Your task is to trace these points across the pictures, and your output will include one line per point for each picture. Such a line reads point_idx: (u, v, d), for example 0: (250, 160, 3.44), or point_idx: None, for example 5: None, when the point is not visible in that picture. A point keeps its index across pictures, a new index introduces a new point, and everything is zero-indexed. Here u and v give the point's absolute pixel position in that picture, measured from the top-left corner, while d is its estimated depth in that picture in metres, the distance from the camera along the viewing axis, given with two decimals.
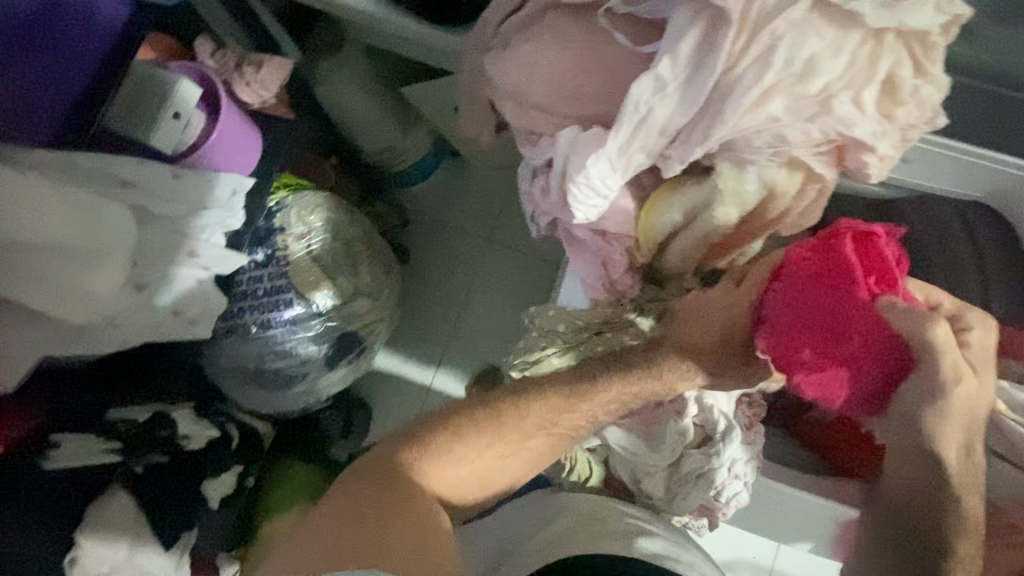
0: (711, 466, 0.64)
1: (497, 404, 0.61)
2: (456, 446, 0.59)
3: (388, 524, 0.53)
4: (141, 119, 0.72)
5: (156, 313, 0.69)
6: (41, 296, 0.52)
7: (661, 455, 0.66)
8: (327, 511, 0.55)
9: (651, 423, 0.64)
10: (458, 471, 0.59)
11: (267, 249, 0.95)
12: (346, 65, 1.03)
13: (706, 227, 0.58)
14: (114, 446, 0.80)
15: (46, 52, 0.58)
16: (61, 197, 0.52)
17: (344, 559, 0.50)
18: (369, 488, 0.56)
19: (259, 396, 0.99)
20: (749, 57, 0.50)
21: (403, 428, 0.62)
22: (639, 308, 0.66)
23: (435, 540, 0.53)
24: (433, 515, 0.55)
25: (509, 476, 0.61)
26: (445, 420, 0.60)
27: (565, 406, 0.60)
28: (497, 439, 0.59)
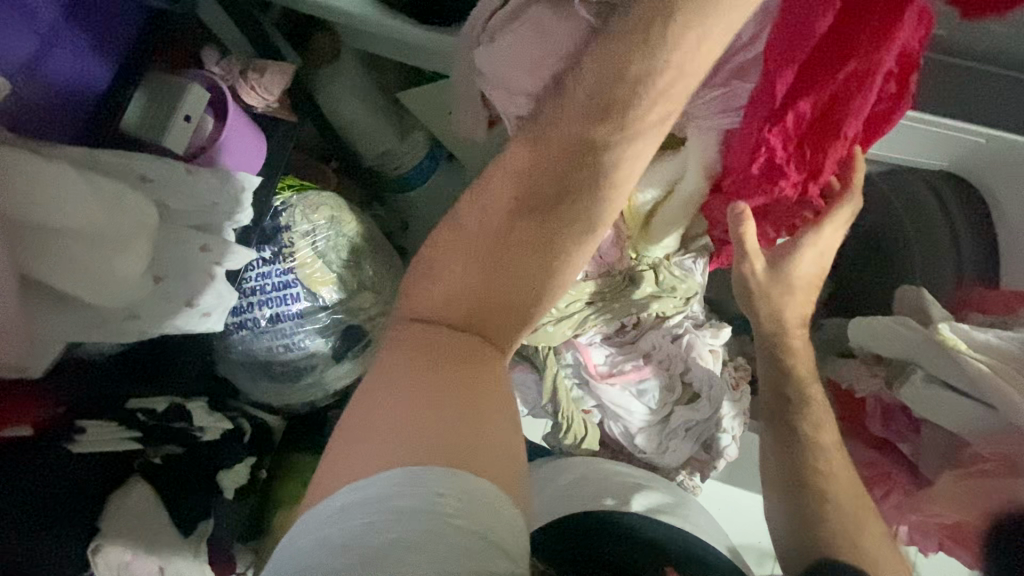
0: (697, 420, 0.71)
1: (489, 208, 0.60)
2: (469, 275, 0.59)
3: (434, 391, 0.53)
4: (153, 119, 0.73)
5: (173, 304, 0.72)
6: (72, 278, 0.55)
7: (653, 411, 0.71)
8: (367, 397, 0.54)
9: (641, 380, 0.71)
10: (478, 305, 0.59)
11: (274, 247, 0.99)
12: (340, 76, 1.09)
13: (684, 196, 0.63)
14: (133, 435, 0.81)
15: (79, 51, 0.64)
16: (90, 185, 0.56)
17: (403, 452, 0.48)
18: (405, 361, 0.56)
19: (269, 388, 1.05)
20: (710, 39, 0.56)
21: (416, 287, 0.61)
22: (627, 276, 0.70)
23: (483, 391, 0.56)
24: (471, 359, 0.57)
25: (526, 280, 0.60)
26: (452, 257, 0.60)
27: (563, 190, 0.58)
28: (499, 241, 0.59)
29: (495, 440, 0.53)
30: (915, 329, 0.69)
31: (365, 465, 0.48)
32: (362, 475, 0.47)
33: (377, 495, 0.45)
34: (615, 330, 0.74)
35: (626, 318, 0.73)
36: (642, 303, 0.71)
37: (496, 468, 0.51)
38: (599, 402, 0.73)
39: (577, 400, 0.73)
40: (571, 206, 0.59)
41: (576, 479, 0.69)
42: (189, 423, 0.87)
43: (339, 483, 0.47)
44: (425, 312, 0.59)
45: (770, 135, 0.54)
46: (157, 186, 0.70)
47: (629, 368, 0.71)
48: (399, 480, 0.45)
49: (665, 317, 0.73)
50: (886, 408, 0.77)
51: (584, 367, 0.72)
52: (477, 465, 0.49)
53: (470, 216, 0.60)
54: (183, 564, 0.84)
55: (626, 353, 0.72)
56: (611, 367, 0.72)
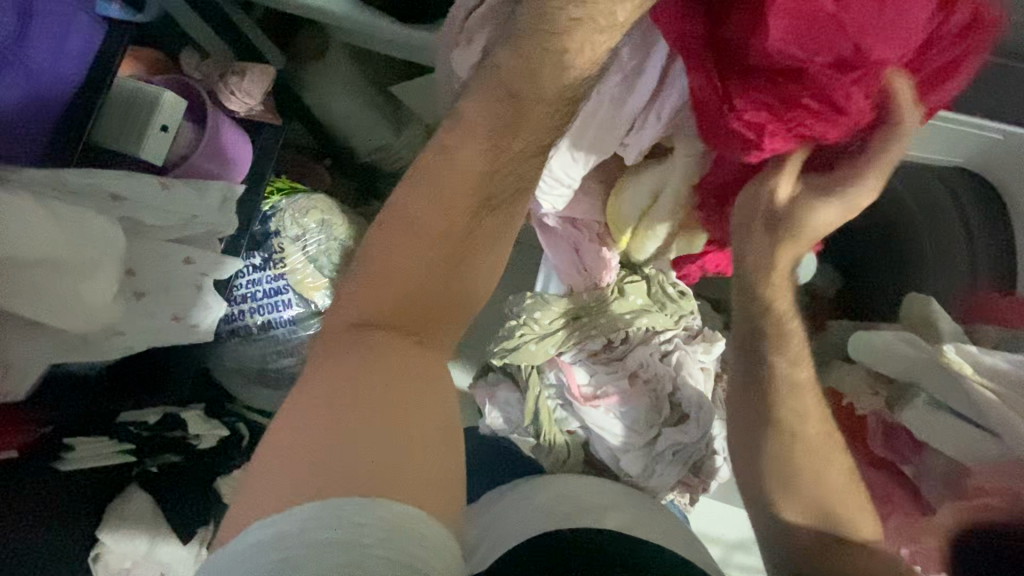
0: (687, 443, 0.69)
1: (403, 216, 0.56)
2: (406, 269, 0.55)
3: (356, 410, 0.50)
4: (129, 130, 0.72)
5: (156, 319, 0.72)
6: (39, 309, 0.54)
7: (640, 432, 0.69)
8: (285, 426, 0.51)
9: (625, 403, 0.68)
10: (404, 314, 0.55)
11: (263, 253, 0.97)
12: (330, 71, 1.03)
13: (661, 208, 0.60)
14: (127, 447, 0.82)
15: (31, 68, 0.62)
16: (49, 214, 0.54)
17: (318, 484, 0.45)
18: (325, 382, 0.52)
19: (266, 394, 1.04)
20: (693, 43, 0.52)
21: (336, 308, 0.57)
22: (616, 289, 0.69)
23: (413, 404, 0.52)
24: (410, 363, 0.54)
25: (453, 286, 0.56)
26: (367, 274, 0.56)
27: (475, 199, 0.57)
28: (423, 250, 0.56)
29: (425, 457, 0.50)
30: (919, 346, 0.65)
31: (284, 498, 0.45)
32: (282, 508, 0.44)
33: (294, 527, 0.42)
34: (601, 347, 0.70)
35: (613, 333, 0.69)
36: (631, 319, 0.68)
37: (427, 488, 0.48)
38: (584, 423, 0.71)
39: (561, 420, 0.72)
40: (488, 213, 0.58)
41: (559, 493, 0.67)
42: (186, 432, 0.88)
43: (258, 517, 0.44)
44: (361, 314, 0.55)
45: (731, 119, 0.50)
46: (131, 204, 0.68)
47: (613, 391, 0.69)
48: (316, 513, 0.43)
49: (655, 331, 0.71)
50: (889, 427, 0.73)
51: (566, 387, 0.70)
52: (404, 487, 0.46)
53: (384, 225, 0.57)
54: (182, 566, 0.83)
55: (611, 373, 0.69)
56: (595, 389, 0.69)
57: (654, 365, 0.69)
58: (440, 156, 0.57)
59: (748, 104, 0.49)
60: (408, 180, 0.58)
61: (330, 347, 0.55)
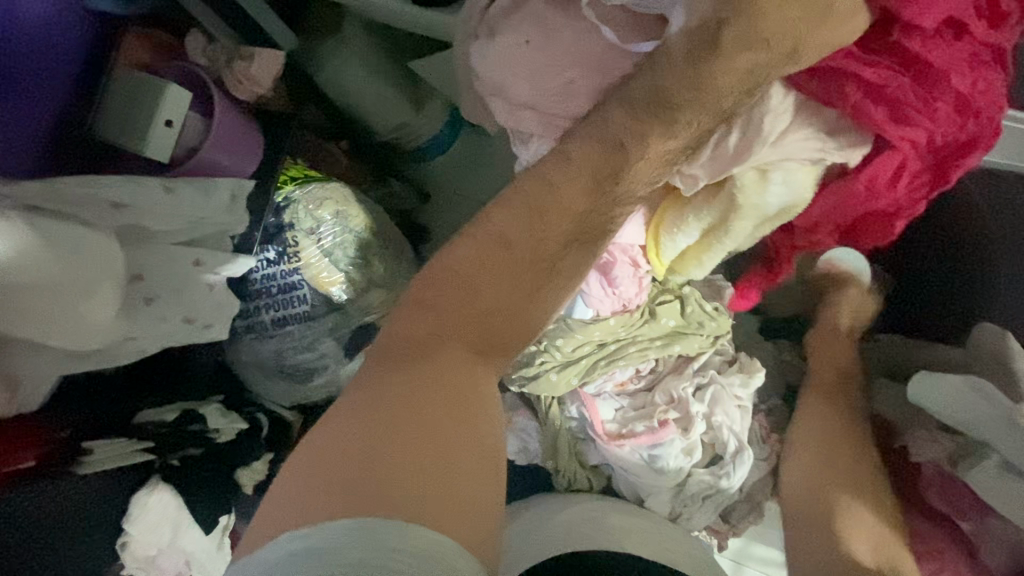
0: (717, 486, 0.65)
1: (487, 233, 0.50)
2: (483, 280, 0.49)
3: (412, 431, 0.44)
4: (130, 126, 0.66)
5: (169, 324, 0.70)
6: (41, 330, 0.52)
7: (668, 477, 0.64)
8: (326, 433, 0.45)
9: (655, 443, 0.63)
10: (476, 337, 0.50)
11: (277, 247, 0.93)
12: (345, 48, 0.95)
13: (720, 239, 0.54)
14: (146, 446, 0.79)
15: (21, 76, 0.58)
16: (40, 233, 0.51)
17: (366, 496, 0.40)
18: (380, 396, 0.46)
19: (282, 386, 0.99)
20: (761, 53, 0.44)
21: (402, 313, 0.51)
22: (646, 311, 0.64)
23: (470, 435, 0.46)
24: (474, 388, 0.48)
25: (527, 319, 0.51)
26: (443, 279, 0.50)
27: (563, 228, 0.51)
28: (503, 266, 0.50)
29: (476, 491, 0.44)
30: (993, 396, 0.60)
31: (323, 507, 0.39)
32: (306, 523, 0.39)
33: (321, 545, 0.37)
34: (630, 377, 0.66)
35: (643, 363, 0.66)
36: (660, 347, 0.64)
37: (475, 525, 0.42)
38: (606, 459, 0.67)
39: (582, 453, 0.68)
40: (571, 248, 0.51)
41: (576, 515, 0.64)
42: (206, 425, 0.86)
43: (285, 528, 0.39)
44: (424, 325, 0.49)
45: (938, 92, 0.47)
46: (133, 210, 0.65)
47: (641, 430, 0.63)
48: (347, 535, 0.37)
49: (689, 359, 0.67)
50: (945, 476, 0.70)
51: (589, 422, 0.65)
52: (448, 517, 0.41)
53: (467, 239, 0.51)
54: (205, 556, 0.85)
55: (638, 410, 0.65)
56: (620, 426, 0.65)
57: (684, 401, 0.64)
58: (530, 180, 0.50)
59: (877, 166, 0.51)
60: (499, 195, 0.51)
61: (386, 357, 0.48)
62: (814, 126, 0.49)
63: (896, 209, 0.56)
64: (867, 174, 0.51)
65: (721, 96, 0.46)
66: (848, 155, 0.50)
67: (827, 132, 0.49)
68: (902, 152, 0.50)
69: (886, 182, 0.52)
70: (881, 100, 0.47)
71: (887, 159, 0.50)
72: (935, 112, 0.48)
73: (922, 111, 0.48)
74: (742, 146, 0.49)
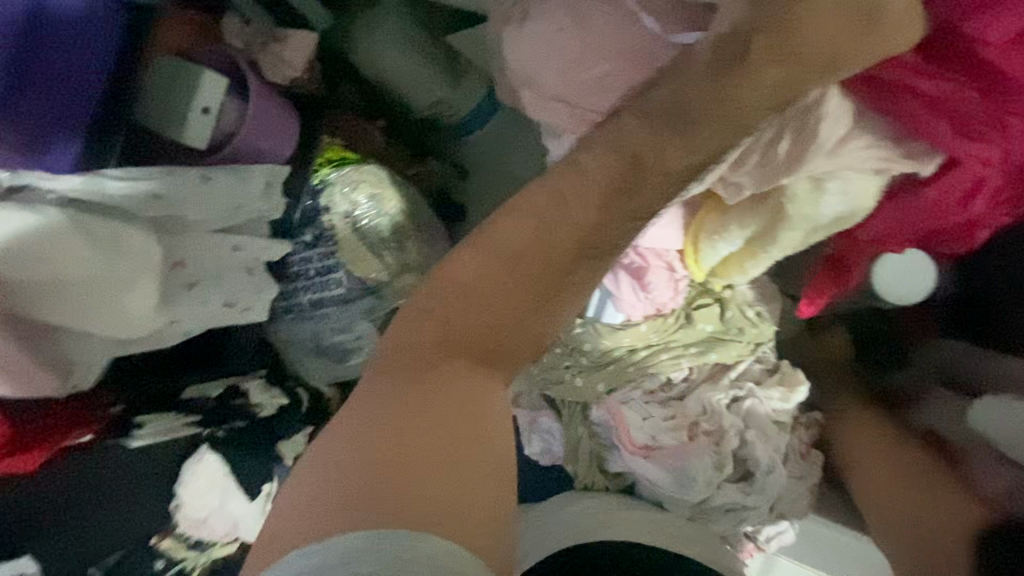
0: (745, 502, 0.63)
1: (494, 245, 0.47)
2: (489, 289, 0.47)
3: (418, 442, 0.43)
4: (170, 113, 0.68)
5: (210, 308, 0.73)
6: (92, 319, 0.56)
7: (695, 493, 0.62)
8: (331, 442, 0.44)
9: (683, 460, 0.61)
10: (484, 347, 0.48)
11: (314, 230, 0.92)
12: (379, 21, 0.92)
13: (766, 250, 0.52)
14: (193, 419, 0.84)
15: (52, 72, 0.57)
16: (83, 232, 0.54)
17: (368, 509, 0.40)
18: (383, 406, 0.45)
19: (319, 365, 1.00)
20: (808, 58, 0.39)
21: (404, 323, 0.49)
22: (682, 316, 0.62)
23: (478, 444, 0.45)
24: (477, 396, 0.46)
25: (537, 330, 0.48)
26: (447, 287, 0.47)
27: (577, 235, 0.46)
28: (509, 274, 0.47)
29: (480, 501, 0.43)
30: None
31: (327, 521, 0.40)
32: (315, 538, 0.39)
33: (328, 561, 0.37)
34: (660, 386, 0.63)
35: (674, 371, 0.63)
36: (693, 356, 0.63)
37: (479, 533, 0.41)
38: (630, 469, 0.65)
39: (607, 460, 0.66)
40: (585, 261, 0.47)
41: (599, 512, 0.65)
42: (247, 400, 0.90)
43: (291, 545, 0.40)
44: (429, 335, 0.47)
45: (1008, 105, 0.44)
46: (173, 201, 0.66)
47: (669, 442, 0.61)
48: (354, 551, 0.37)
49: (726, 366, 0.64)
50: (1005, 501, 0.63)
51: (616, 430, 0.63)
52: (454, 528, 0.40)
53: (472, 248, 0.48)
54: (252, 521, 0.88)
55: (670, 421, 0.62)
56: (649, 439, 0.62)
57: (716, 413, 0.62)
58: (541, 194, 0.46)
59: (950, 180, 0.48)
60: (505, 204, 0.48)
61: (390, 367, 0.47)
62: (876, 130, 0.45)
63: (972, 222, 0.52)
64: (935, 188, 0.48)
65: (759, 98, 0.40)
66: (914, 165, 0.46)
67: (890, 137, 0.45)
68: (973, 170, 0.46)
69: (958, 197, 0.49)
70: (945, 111, 0.44)
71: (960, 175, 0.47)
72: (1006, 127, 0.45)
73: (991, 125, 0.44)
74: (794, 152, 0.44)
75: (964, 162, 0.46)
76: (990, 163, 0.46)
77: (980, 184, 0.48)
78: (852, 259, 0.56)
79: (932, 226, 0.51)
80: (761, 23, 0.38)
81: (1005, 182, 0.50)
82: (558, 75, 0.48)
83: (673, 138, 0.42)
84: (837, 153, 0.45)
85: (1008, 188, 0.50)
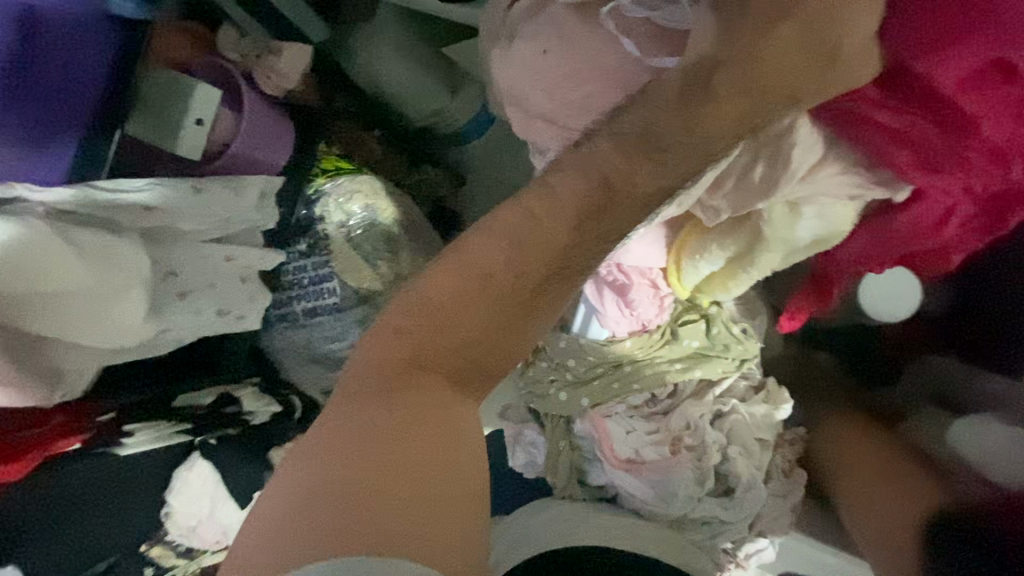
0: (724, 519, 0.63)
1: (468, 264, 0.47)
2: (462, 308, 0.47)
3: (390, 463, 0.43)
4: (163, 123, 0.69)
5: (203, 316, 0.72)
6: (80, 331, 0.56)
7: (675, 508, 0.62)
8: (301, 467, 0.44)
9: (666, 475, 0.61)
10: (458, 364, 0.48)
11: (309, 239, 0.93)
12: (379, 36, 0.92)
13: (746, 270, 0.53)
14: (183, 427, 0.82)
15: (41, 84, 0.59)
16: (72, 246, 0.54)
17: (335, 537, 0.39)
18: (356, 427, 0.45)
19: (312, 374, 0.99)
20: (775, 93, 0.39)
21: (377, 342, 0.49)
22: (667, 333, 0.62)
23: (453, 463, 0.45)
24: (453, 415, 0.47)
25: (511, 346, 0.48)
26: (420, 306, 0.47)
27: (551, 258, 0.46)
28: (484, 293, 0.47)
29: (453, 521, 0.42)
30: None
31: (297, 548, 0.40)
32: (286, 567, 0.39)
33: None
34: (645, 401, 0.64)
35: (658, 388, 0.63)
36: (678, 372, 0.62)
37: (452, 553, 0.41)
38: (612, 483, 0.65)
39: (590, 474, 0.66)
40: (555, 282, 0.47)
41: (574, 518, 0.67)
42: (240, 408, 0.89)
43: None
44: (405, 355, 0.48)
45: (972, 143, 0.42)
46: (166, 213, 0.66)
47: (652, 456, 0.62)
48: None
49: (712, 384, 0.64)
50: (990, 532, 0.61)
51: (598, 443, 0.63)
52: (426, 550, 0.40)
53: (445, 267, 0.48)
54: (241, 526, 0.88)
55: (655, 433, 0.62)
56: (633, 452, 0.62)
57: (700, 430, 0.62)
58: (517, 214, 0.46)
59: (921, 211, 0.48)
60: (478, 224, 0.48)
61: (363, 387, 0.47)
62: (852, 157, 0.45)
63: (944, 247, 0.53)
64: (906, 216, 0.48)
65: (725, 134, 0.41)
66: (889, 192, 0.46)
67: (863, 164, 0.45)
68: (940, 200, 0.47)
69: (932, 222, 0.49)
70: (907, 146, 0.43)
71: (924, 208, 0.47)
72: (966, 166, 0.43)
73: (952, 161, 0.43)
74: (769, 179, 0.45)
75: (927, 195, 0.47)
76: (954, 194, 0.46)
77: (944, 218, 0.49)
78: (832, 278, 0.57)
79: (912, 248, 0.52)
80: (730, 58, 0.39)
81: (974, 211, 0.49)
82: (542, 94, 0.49)
83: (647, 164, 0.42)
84: (810, 180, 0.46)
85: (979, 216, 0.50)
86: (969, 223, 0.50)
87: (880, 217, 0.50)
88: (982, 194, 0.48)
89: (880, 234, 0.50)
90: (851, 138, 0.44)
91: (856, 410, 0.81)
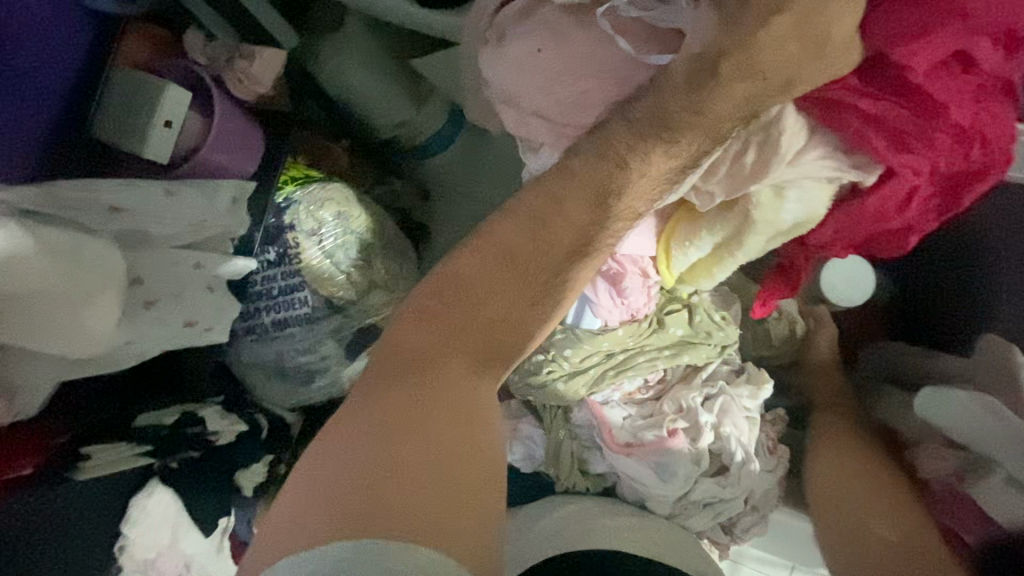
0: (721, 496, 0.67)
1: (488, 250, 0.49)
2: (483, 293, 0.49)
3: (407, 446, 0.44)
4: (129, 126, 0.65)
5: (166, 328, 0.67)
6: (44, 336, 0.52)
7: (675, 486, 0.65)
8: (321, 452, 0.45)
9: (662, 453, 0.64)
10: (477, 350, 0.49)
11: (278, 248, 0.88)
12: (348, 45, 0.92)
13: (732, 254, 0.56)
14: (145, 449, 0.77)
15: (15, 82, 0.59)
16: (41, 244, 0.51)
17: (357, 516, 0.41)
18: (379, 410, 0.46)
19: (282, 391, 0.94)
20: (763, 83, 0.43)
21: (403, 327, 0.49)
22: (654, 321, 0.65)
23: (468, 447, 0.46)
24: (471, 400, 0.48)
25: (526, 334, 0.50)
26: (444, 291, 0.49)
27: (564, 245, 0.49)
28: (504, 279, 0.49)
29: (469, 505, 0.44)
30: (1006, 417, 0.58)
31: (317, 528, 0.41)
32: (305, 544, 0.40)
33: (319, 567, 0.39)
34: (638, 387, 0.69)
35: (649, 372, 0.68)
36: (667, 359, 0.67)
37: (469, 535, 0.42)
38: (613, 467, 0.68)
39: (587, 459, 0.70)
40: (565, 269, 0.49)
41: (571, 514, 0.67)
42: (204, 428, 0.82)
43: (282, 555, 0.41)
44: (425, 340, 0.48)
45: (940, 123, 0.47)
46: (132, 214, 0.65)
47: (649, 438, 0.65)
48: (345, 557, 0.39)
49: (699, 367, 0.69)
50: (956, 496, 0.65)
51: (598, 429, 0.67)
52: (444, 531, 0.41)
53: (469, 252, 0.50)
54: (204, 558, 0.84)
55: (648, 419, 0.67)
56: (630, 435, 0.66)
57: (693, 411, 0.66)
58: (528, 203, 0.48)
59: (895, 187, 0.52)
60: (496, 214, 0.50)
61: (387, 371, 0.48)
62: (829, 144, 0.49)
63: (907, 226, 0.57)
64: (875, 198, 0.53)
65: (717, 121, 0.45)
66: (861, 175, 0.51)
67: (840, 151, 0.50)
68: (909, 178, 0.51)
69: (898, 204, 0.53)
70: (882, 128, 0.48)
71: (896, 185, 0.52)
72: (935, 144, 0.48)
73: (922, 140, 0.48)
74: (758, 165, 0.49)
75: (899, 174, 0.51)
76: (921, 174, 0.51)
77: (910, 197, 0.53)
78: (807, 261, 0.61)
79: (880, 227, 0.56)
80: (721, 54, 0.43)
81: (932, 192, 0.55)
82: (537, 90, 0.51)
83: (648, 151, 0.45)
84: (794, 164, 0.50)
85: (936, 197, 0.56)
86: (928, 202, 0.56)
87: (856, 197, 0.54)
88: (937, 176, 0.54)
89: (853, 212, 0.55)
90: (833, 122, 0.48)
91: (823, 396, 0.86)
